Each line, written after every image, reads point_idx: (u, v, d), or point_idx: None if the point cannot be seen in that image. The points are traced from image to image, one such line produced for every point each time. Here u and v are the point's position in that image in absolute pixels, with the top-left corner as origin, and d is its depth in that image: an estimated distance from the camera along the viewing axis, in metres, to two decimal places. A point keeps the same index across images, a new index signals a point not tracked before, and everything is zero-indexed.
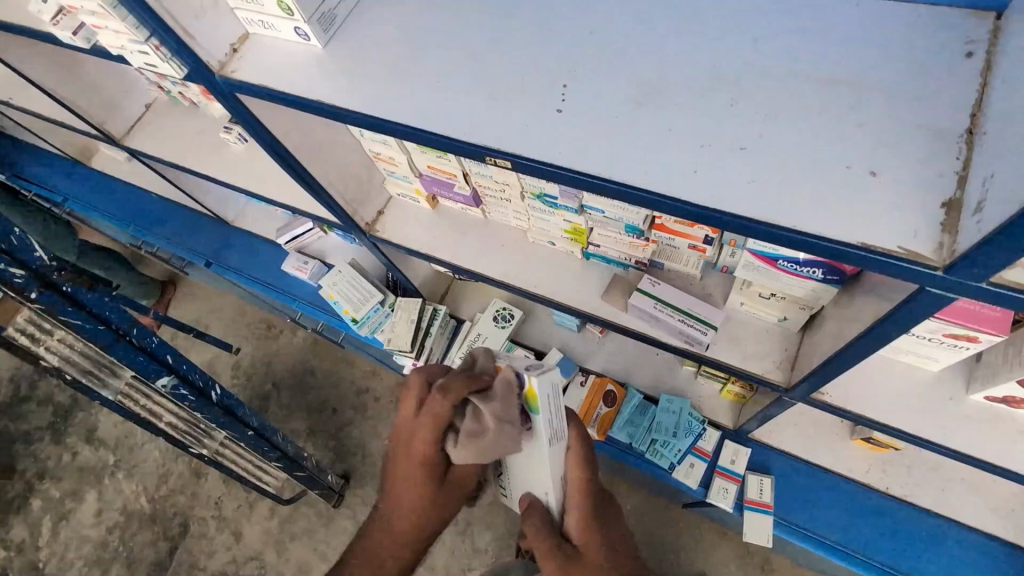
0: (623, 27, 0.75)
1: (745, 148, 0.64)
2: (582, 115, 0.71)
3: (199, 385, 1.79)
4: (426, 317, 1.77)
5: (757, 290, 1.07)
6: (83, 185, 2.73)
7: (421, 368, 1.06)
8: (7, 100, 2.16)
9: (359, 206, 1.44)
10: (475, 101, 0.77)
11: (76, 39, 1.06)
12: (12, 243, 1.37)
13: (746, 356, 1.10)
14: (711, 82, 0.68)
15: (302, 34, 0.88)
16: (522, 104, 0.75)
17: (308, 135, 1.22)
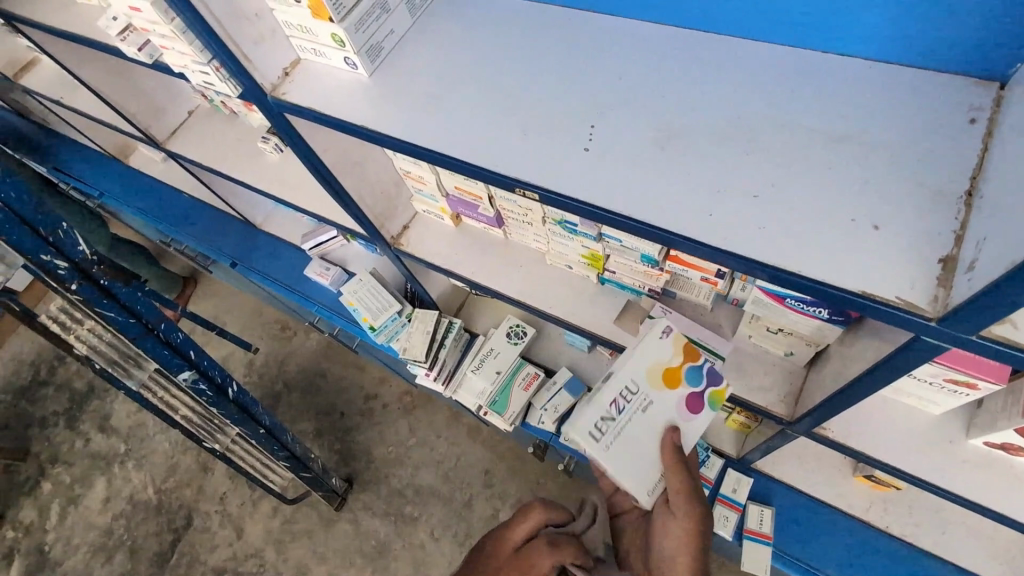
0: (649, 76, 0.81)
1: (757, 197, 0.69)
2: (606, 155, 0.77)
3: (218, 381, 1.87)
4: (442, 329, 1.83)
5: (764, 324, 1.10)
6: (120, 181, 2.85)
7: (542, 503, 1.08)
8: (58, 100, 2.28)
9: (386, 220, 1.50)
10: (508, 135, 0.83)
11: (140, 55, 1.14)
12: (60, 236, 1.40)
13: (752, 388, 1.14)
14: (727, 132, 0.73)
15: (350, 63, 0.96)
16: (553, 141, 0.80)
17: (343, 153, 1.30)
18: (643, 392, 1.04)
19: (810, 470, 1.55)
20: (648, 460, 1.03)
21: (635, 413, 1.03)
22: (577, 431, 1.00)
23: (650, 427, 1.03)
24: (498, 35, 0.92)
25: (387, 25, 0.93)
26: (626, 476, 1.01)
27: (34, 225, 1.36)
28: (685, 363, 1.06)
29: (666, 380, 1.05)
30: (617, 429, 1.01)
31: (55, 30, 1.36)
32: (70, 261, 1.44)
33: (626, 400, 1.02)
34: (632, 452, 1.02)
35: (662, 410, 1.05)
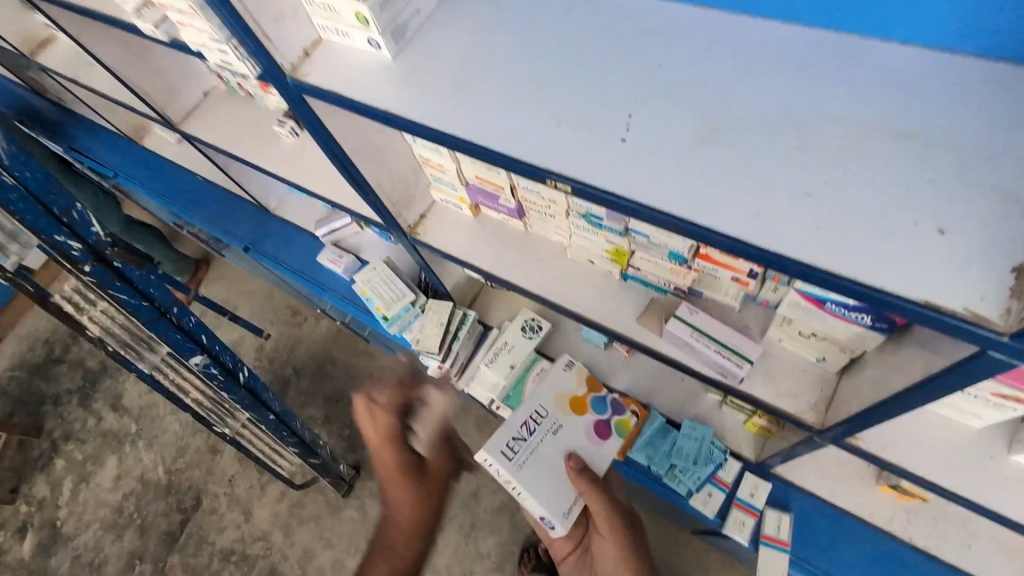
0: (692, 63, 0.76)
1: (809, 194, 0.64)
2: (644, 147, 0.73)
3: (229, 365, 1.87)
4: (456, 321, 1.80)
5: (796, 328, 1.05)
6: (135, 163, 2.84)
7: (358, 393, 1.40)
8: (74, 78, 2.26)
9: (403, 208, 1.46)
10: (539, 123, 0.79)
11: (156, 32, 1.11)
12: (74, 218, 1.38)
13: (780, 393, 1.09)
14: (778, 125, 0.68)
15: (374, 44, 0.92)
16: (586, 130, 0.76)
17: (363, 138, 1.26)
18: (552, 417, 1.32)
19: (831, 477, 1.50)
20: (553, 479, 1.26)
21: (545, 434, 1.30)
22: (490, 450, 1.24)
23: (558, 447, 1.29)
24: (529, 15, 0.87)
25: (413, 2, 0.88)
26: (536, 496, 1.24)
27: (48, 205, 1.34)
28: (589, 393, 1.37)
29: (575, 406, 1.35)
30: (530, 447, 1.27)
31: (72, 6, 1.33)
32: (84, 243, 1.41)
33: (535, 421, 1.30)
34: (543, 467, 1.26)
35: (570, 432, 1.32)
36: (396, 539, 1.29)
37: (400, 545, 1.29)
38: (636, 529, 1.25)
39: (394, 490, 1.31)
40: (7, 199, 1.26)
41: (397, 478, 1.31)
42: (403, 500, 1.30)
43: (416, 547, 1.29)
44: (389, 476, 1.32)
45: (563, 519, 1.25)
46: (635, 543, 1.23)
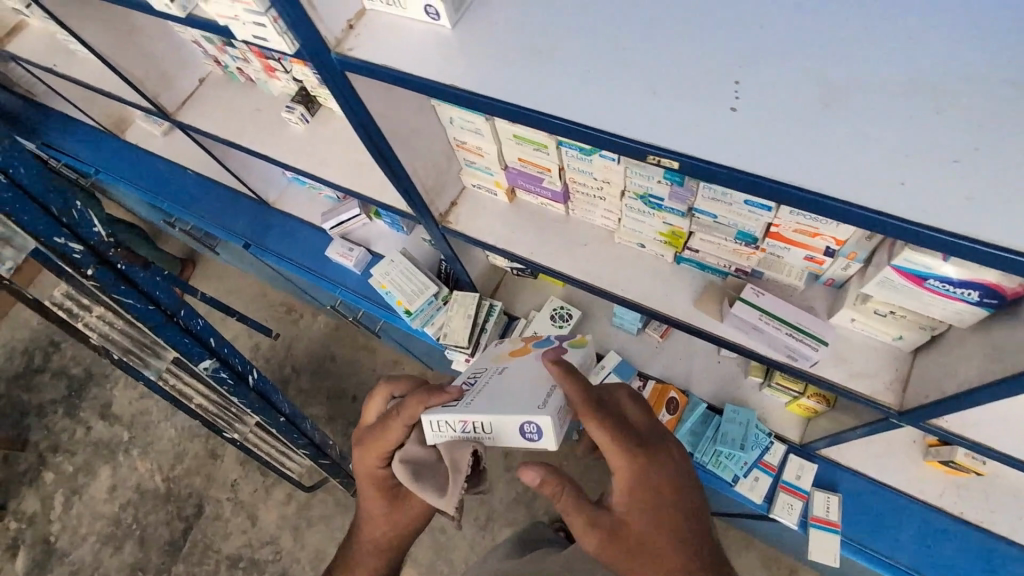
0: (799, 23, 0.71)
1: (958, 161, 0.60)
2: (758, 113, 0.67)
3: (239, 369, 1.77)
4: (483, 312, 1.74)
5: (873, 307, 1.01)
6: (114, 157, 2.70)
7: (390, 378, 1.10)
8: (52, 67, 2.10)
9: (436, 195, 1.38)
10: (635, 94, 0.73)
11: (172, 6, 1.00)
12: (74, 217, 1.28)
13: (853, 374, 1.06)
14: (911, 87, 0.64)
15: (431, 13, 0.84)
16: (691, 99, 0.71)
17: (401, 120, 1.16)
18: (494, 368, 1.07)
19: (877, 455, 1.50)
20: (514, 393, 0.91)
21: (491, 376, 1.01)
22: (431, 409, 0.92)
23: (512, 376, 1.00)
24: None
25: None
26: (497, 410, 0.87)
27: (45, 202, 1.25)
28: (527, 344, 1.17)
29: (515, 354, 1.12)
30: (475, 390, 0.96)
31: None
32: (85, 244, 1.32)
33: (475, 376, 1.03)
34: (501, 390, 0.93)
35: (519, 364, 1.04)
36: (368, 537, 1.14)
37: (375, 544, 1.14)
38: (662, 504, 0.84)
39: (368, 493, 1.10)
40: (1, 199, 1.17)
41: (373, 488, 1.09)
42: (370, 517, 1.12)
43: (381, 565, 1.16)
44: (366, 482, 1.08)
45: (542, 408, 0.86)
46: (633, 532, 0.83)
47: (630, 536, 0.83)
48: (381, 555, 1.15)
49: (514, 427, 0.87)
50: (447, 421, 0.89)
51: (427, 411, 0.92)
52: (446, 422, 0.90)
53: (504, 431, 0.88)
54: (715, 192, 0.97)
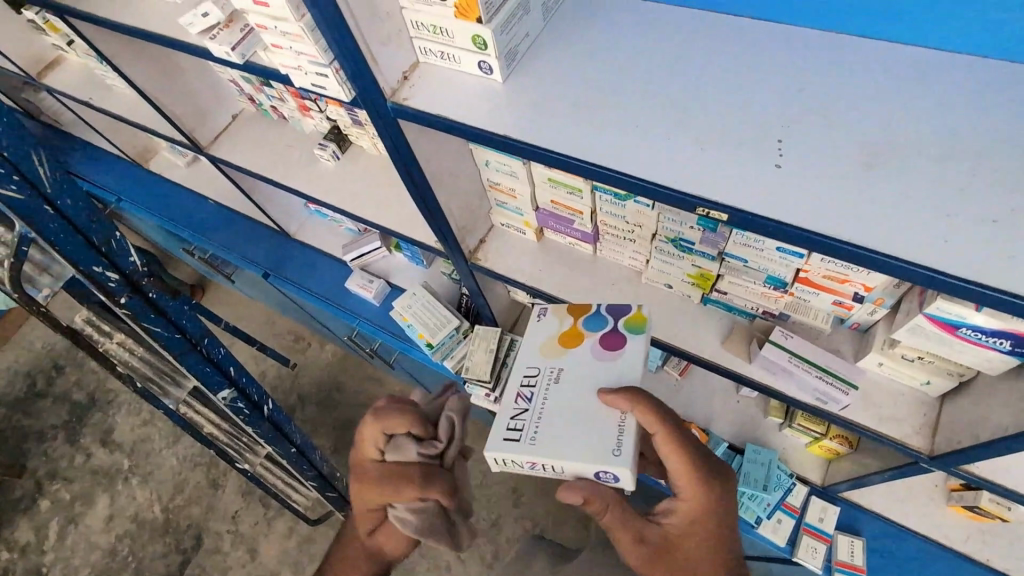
0: (836, 91, 0.77)
1: (997, 222, 0.64)
2: (800, 164, 0.72)
3: (255, 399, 1.78)
4: (505, 347, 1.75)
5: (900, 352, 1.03)
6: (137, 186, 2.76)
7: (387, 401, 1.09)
8: (87, 99, 2.16)
9: (467, 233, 1.42)
10: (682, 142, 0.78)
11: (231, 54, 1.07)
12: (112, 246, 1.32)
13: (882, 418, 1.08)
14: (944, 150, 0.69)
15: (484, 68, 0.89)
16: (736, 149, 0.75)
17: (441, 164, 1.21)
18: (547, 366, 1.08)
19: (899, 498, 1.50)
20: (578, 429, 0.97)
21: (547, 388, 1.04)
22: (493, 446, 0.99)
23: (569, 390, 1.02)
24: (652, 42, 0.88)
25: (524, 27, 0.88)
26: (565, 455, 0.94)
27: (87, 234, 1.27)
28: (576, 320, 1.12)
29: (566, 343, 1.10)
30: (534, 414, 1.01)
31: (121, 24, 1.28)
32: (121, 274, 1.35)
33: (529, 387, 1.06)
34: (565, 423, 0.98)
35: (577, 369, 1.05)
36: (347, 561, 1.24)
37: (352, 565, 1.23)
38: (714, 538, 0.93)
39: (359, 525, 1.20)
40: (47, 228, 1.19)
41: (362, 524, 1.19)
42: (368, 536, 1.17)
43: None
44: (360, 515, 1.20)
45: (616, 457, 0.91)
46: (680, 554, 0.94)
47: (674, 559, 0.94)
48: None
49: (586, 471, 0.94)
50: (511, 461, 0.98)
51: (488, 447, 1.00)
52: (511, 458, 0.99)
53: (572, 471, 0.96)
54: (747, 239, 1.01)
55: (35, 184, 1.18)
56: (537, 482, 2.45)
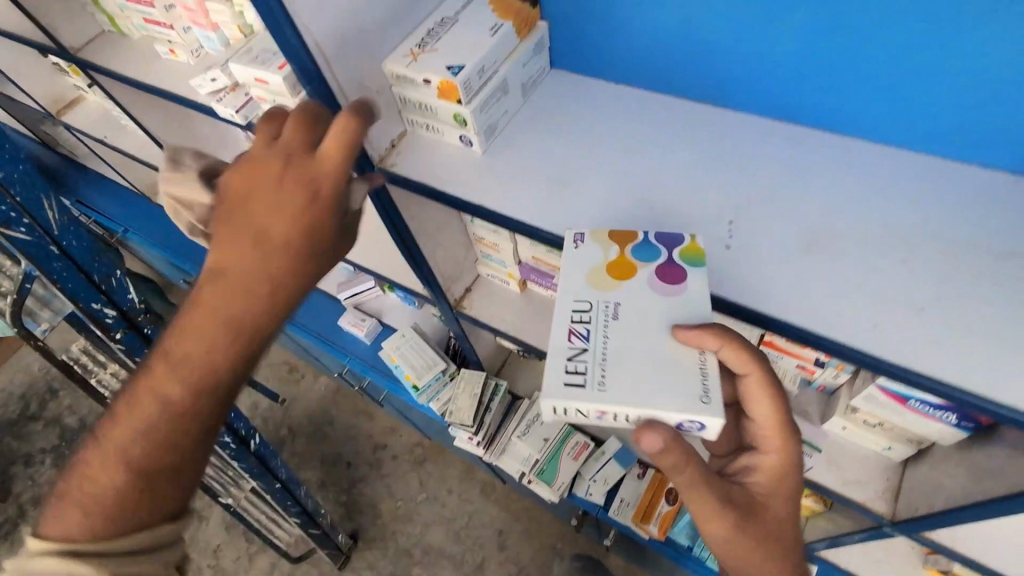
0: (782, 180, 0.84)
1: (923, 309, 0.69)
2: (760, 220, 0.80)
3: (241, 433, 1.78)
4: (488, 392, 1.78)
5: (862, 417, 1.06)
6: (144, 218, 2.86)
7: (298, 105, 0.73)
8: (101, 137, 2.27)
9: (452, 283, 1.48)
10: (656, 207, 0.85)
11: (236, 116, 1.14)
12: (112, 284, 1.36)
13: (847, 481, 1.10)
14: (876, 240, 0.76)
15: (465, 141, 0.97)
16: (704, 210, 0.83)
17: (426, 220, 1.28)
18: (598, 302, 0.79)
19: (875, 558, 1.50)
20: (653, 373, 0.72)
21: (604, 331, 0.77)
22: (552, 393, 0.72)
23: (631, 333, 0.76)
24: (620, 125, 0.96)
25: (503, 106, 0.97)
26: (644, 401, 0.70)
27: (89, 273, 1.32)
28: (624, 247, 0.81)
29: (617, 276, 0.81)
30: (596, 359, 0.74)
31: (139, 79, 1.38)
32: (119, 310, 1.40)
33: (579, 326, 0.78)
34: (639, 367, 0.73)
35: (637, 313, 0.77)
36: (154, 387, 0.70)
37: (162, 402, 0.69)
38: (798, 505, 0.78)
39: (194, 311, 0.69)
40: (50, 266, 1.25)
41: (200, 310, 0.69)
42: (257, 290, 0.68)
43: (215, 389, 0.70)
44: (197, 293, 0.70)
45: (707, 405, 0.69)
46: (770, 520, 0.75)
47: (770, 524, 0.75)
48: (161, 421, 0.70)
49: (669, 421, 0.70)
50: (573, 411, 0.72)
51: (545, 395, 0.73)
52: (573, 409, 0.73)
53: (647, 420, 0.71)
54: None
55: (42, 227, 1.24)
56: (522, 524, 2.43)
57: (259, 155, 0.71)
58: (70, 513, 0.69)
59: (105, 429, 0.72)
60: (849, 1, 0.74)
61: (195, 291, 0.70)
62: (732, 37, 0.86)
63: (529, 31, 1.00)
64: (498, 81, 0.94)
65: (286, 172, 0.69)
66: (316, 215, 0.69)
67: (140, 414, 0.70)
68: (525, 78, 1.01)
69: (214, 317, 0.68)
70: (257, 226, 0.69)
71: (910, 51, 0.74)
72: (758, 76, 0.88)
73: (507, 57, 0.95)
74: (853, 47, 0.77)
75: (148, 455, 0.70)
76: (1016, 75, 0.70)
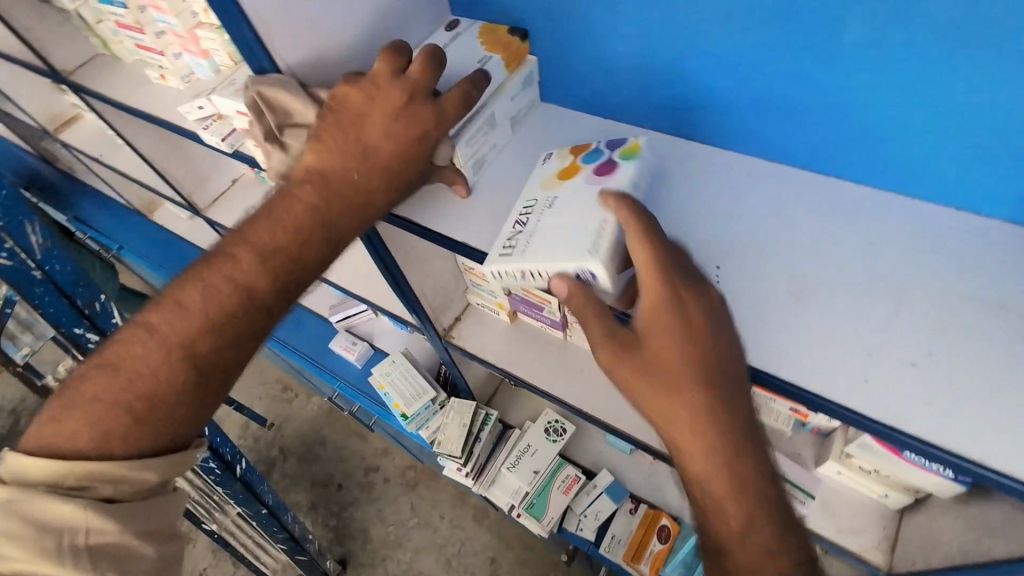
0: (771, 222, 0.83)
1: (916, 364, 0.67)
2: (775, 189, 0.87)
3: (227, 458, 1.74)
4: (478, 421, 1.74)
5: (857, 464, 1.02)
6: (140, 236, 2.84)
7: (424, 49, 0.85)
8: (97, 156, 2.26)
9: (441, 312, 1.46)
10: (674, 201, 0.88)
11: (222, 144, 1.13)
12: (95, 310, 1.34)
13: (842, 529, 1.07)
14: (867, 287, 0.74)
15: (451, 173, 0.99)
16: (729, 194, 0.87)
17: (413, 249, 1.26)
18: (544, 195, 0.89)
19: None
20: (569, 236, 0.81)
21: (541, 215, 0.87)
22: (491, 260, 0.86)
23: (563, 214, 0.84)
24: None
25: (490, 139, 0.99)
26: (552, 254, 0.80)
27: (72, 297, 1.30)
28: (577, 158, 0.93)
29: (563, 175, 0.90)
30: (527, 233, 0.85)
31: (128, 105, 1.37)
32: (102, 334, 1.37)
33: (524, 215, 0.88)
34: (558, 234, 0.82)
35: (574, 199, 0.86)
36: (236, 276, 0.74)
37: (245, 292, 0.74)
38: (696, 344, 0.67)
39: (297, 206, 0.78)
40: (32, 291, 1.22)
41: (300, 209, 0.78)
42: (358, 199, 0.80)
43: (292, 279, 0.78)
44: (294, 191, 0.79)
45: (592, 254, 0.76)
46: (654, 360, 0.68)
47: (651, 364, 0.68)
48: (231, 302, 0.74)
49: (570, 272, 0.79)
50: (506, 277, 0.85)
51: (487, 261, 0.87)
52: (506, 274, 0.85)
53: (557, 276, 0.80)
54: None
55: (25, 251, 1.21)
56: (513, 552, 2.37)
57: (383, 84, 0.82)
58: (115, 414, 0.69)
59: (158, 323, 0.72)
60: (837, 46, 0.73)
61: (291, 191, 0.79)
62: (722, 78, 0.86)
63: (519, 65, 1.00)
64: (487, 115, 0.95)
65: (405, 107, 0.82)
66: (420, 152, 0.84)
67: (212, 297, 0.73)
68: (515, 112, 1.02)
69: (315, 218, 0.78)
70: (368, 144, 0.81)
71: (901, 96, 0.73)
72: (748, 115, 0.88)
73: (497, 92, 0.96)
74: (843, 89, 0.77)
75: (215, 346, 0.73)
76: (1008, 116, 0.68)
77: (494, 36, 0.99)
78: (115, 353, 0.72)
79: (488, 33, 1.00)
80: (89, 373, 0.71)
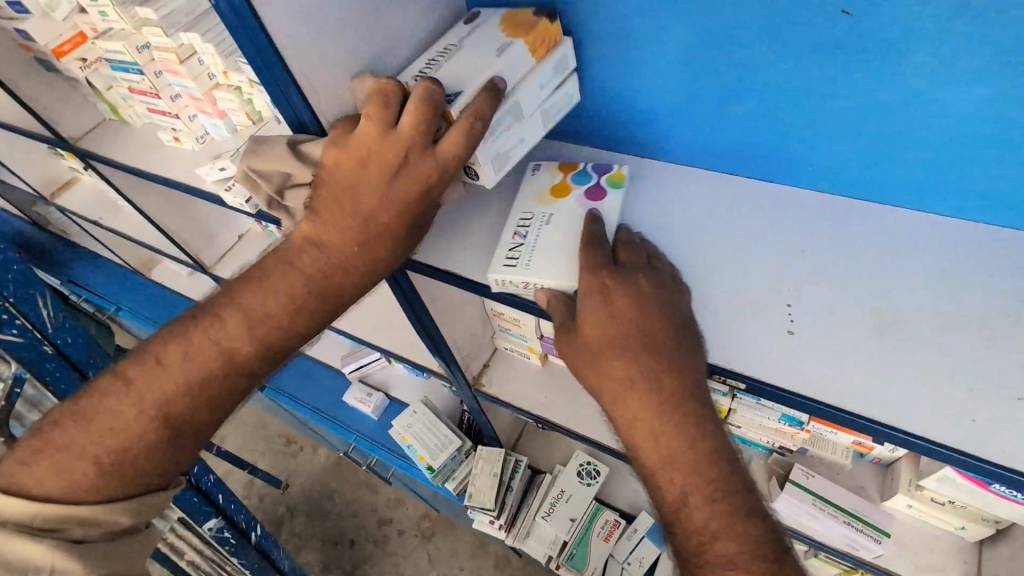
0: (835, 256, 0.82)
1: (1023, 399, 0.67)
2: (796, 216, 0.89)
3: (242, 525, 1.62)
4: (509, 470, 1.67)
5: (929, 495, 0.98)
6: (138, 294, 2.77)
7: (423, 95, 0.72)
8: (96, 218, 2.20)
9: (471, 359, 1.41)
10: (725, 235, 0.88)
11: (245, 206, 1.12)
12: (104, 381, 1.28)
13: (919, 566, 1.02)
14: (954, 318, 0.74)
15: (473, 174, 0.87)
16: (725, 219, 0.90)
17: (444, 298, 1.22)
18: (539, 211, 0.91)
19: None
20: (569, 251, 0.84)
21: (540, 230, 0.88)
22: (493, 269, 0.85)
23: (562, 232, 0.86)
24: (667, 197, 0.95)
25: (517, 133, 0.86)
26: (553, 268, 0.82)
27: (84, 369, 1.24)
28: (566, 175, 0.95)
29: (556, 195, 0.93)
30: (529, 247, 0.86)
31: (140, 169, 1.34)
32: None
33: (524, 228, 0.89)
34: (561, 249, 0.84)
35: (568, 216, 0.89)
36: (220, 339, 0.74)
37: (228, 357, 0.74)
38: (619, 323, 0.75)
39: (292, 273, 0.76)
40: (43, 368, 1.15)
41: (283, 268, 0.76)
42: (353, 270, 0.77)
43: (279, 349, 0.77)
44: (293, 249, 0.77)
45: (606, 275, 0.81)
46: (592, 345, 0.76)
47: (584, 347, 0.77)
48: (216, 371, 0.74)
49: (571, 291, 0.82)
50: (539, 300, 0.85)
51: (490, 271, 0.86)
52: (510, 283, 0.85)
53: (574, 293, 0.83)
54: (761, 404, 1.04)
55: (36, 326, 1.14)
56: None
57: (377, 138, 0.73)
58: (82, 467, 0.69)
59: (134, 378, 0.72)
60: (912, 80, 0.73)
61: (289, 252, 0.77)
62: (750, 94, 0.85)
63: (549, 50, 0.87)
64: (510, 105, 0.82)
65: (376, 144, 0.73)
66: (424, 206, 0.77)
67: (197, 364, 0.73)
68: (546, 104, 0.89)
69: (310, 286, 0.76)
70: (366, 212, 0.75)
71: (974, 128, 0.73)
72: (768, 130, 0.88)
73: (522, 80, 0.83)
74: (913, 122, 0.76)
75: (187, 408, 0.74)
76: None
77: (516, 20, 0.86)
78: (91, 403, 0.72)
79: (510, 19, 0.87)
80: (63, 421, 0.71)
